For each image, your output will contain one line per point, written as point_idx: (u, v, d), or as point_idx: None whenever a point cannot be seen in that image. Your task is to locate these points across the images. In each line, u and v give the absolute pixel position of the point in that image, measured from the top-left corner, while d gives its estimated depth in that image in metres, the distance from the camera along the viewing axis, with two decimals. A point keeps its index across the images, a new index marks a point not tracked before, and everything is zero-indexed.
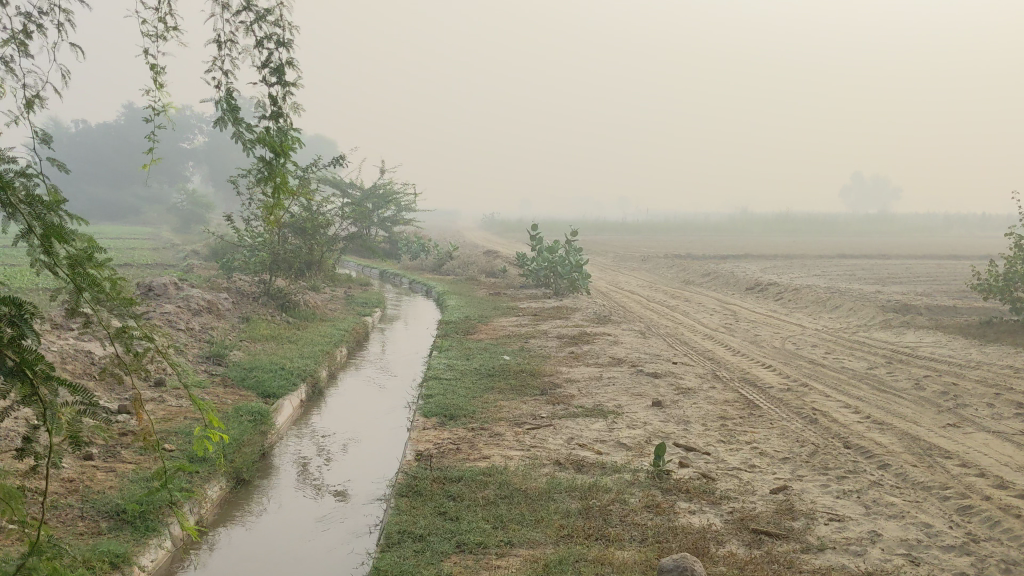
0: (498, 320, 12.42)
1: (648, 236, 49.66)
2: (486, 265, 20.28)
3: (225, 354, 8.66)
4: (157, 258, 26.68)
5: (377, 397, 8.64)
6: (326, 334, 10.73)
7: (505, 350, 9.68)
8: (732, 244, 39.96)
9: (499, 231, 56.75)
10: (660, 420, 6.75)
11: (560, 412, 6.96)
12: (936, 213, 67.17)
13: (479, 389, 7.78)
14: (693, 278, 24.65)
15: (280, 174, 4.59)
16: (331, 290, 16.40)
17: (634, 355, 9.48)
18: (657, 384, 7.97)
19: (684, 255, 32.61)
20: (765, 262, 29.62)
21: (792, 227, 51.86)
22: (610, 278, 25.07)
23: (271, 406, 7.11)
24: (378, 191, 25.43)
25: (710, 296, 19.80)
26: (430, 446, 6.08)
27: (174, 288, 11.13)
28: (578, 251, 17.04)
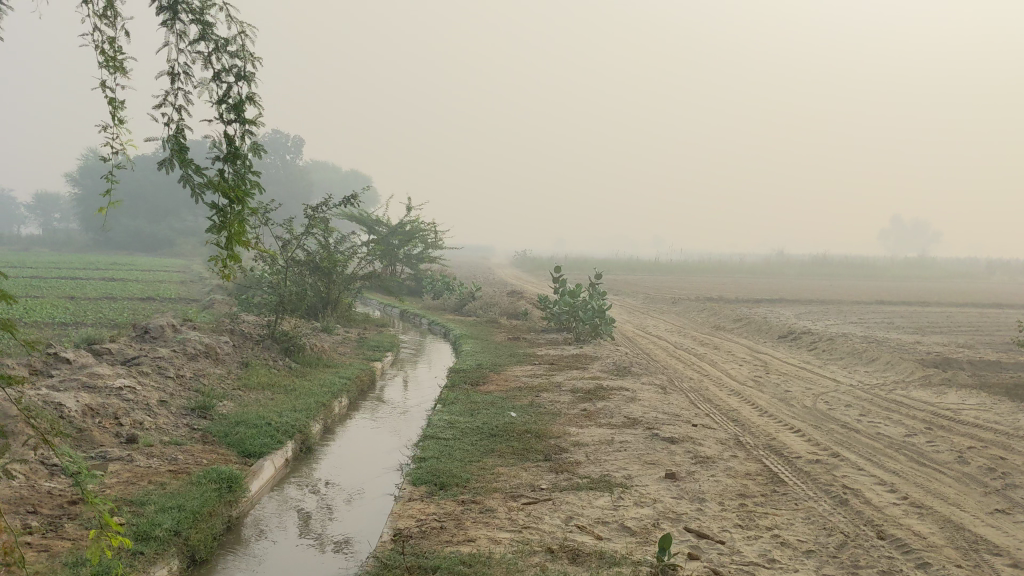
0: (511, 369, 11.81)
1: (680, 277, 49.02)
2: (509, 307, 19.70)
3: (211, 406, 8.12)
4: (181, 291, 26.39)
5: (373, 453, 8.07)
6: (326, 383, 10.16)
7: (513, 405, 9.05)
8: (765, 287, 39.08)
9: (530, 268, 56.26)
10: (672, 496, 6.07)
11: (562, 484, 6.31)
12: (976, 259, 65.79)
13: (477, 452, 7.15)
14: (724, 323, 23.94)
15: (233, 223, 4.10)
16: (346, 331, 15.89)
17: (651, 414, 8.82)
18: (672, 452, 7.29)
19: (717, 297, 31.87)
20: (800, 307, 28.78)
21: (830, 270, 50.81)
22: (639, 322, 24.37)
23: (248, 471, 6.54)
24: (404, 228, 25.03)
25: (740, 344, 19.03)
26: (412, 523, 5.45)
27: (172, 329, 10.63)
28: (602, 296, 16.40)
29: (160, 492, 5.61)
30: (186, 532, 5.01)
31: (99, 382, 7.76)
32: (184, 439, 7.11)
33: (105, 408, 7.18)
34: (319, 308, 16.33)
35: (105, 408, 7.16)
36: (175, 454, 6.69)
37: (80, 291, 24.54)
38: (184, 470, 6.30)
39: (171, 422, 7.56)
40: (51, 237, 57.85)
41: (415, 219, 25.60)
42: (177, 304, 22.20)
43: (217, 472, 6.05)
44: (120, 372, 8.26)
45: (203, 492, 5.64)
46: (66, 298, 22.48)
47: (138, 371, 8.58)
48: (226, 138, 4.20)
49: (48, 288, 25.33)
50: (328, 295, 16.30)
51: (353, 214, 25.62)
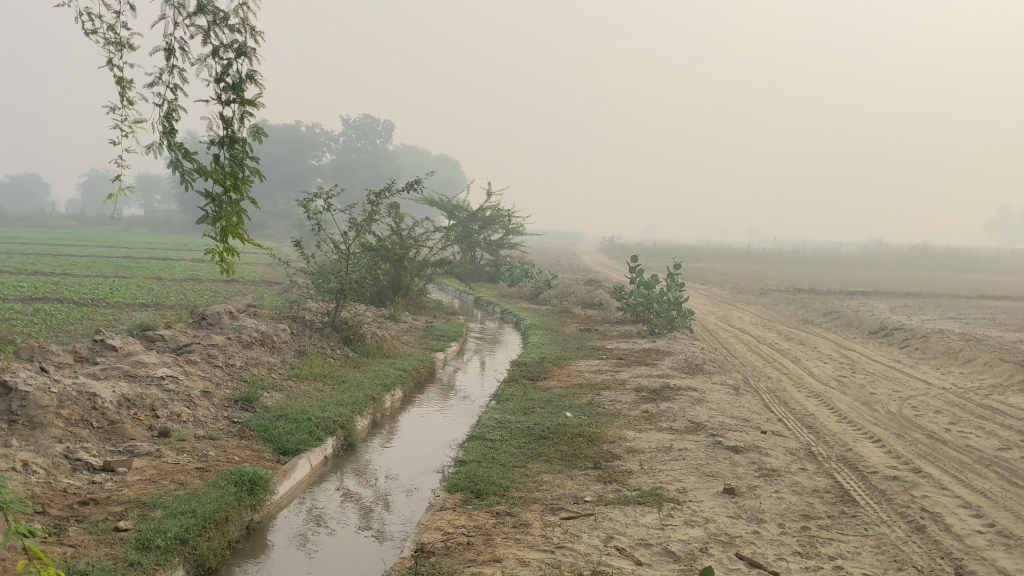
0: (576, 363, 11.32)
1: (770, 266, 47.69)
2: (585, 297, 19.17)
3: (255, 398, 7.86)
4: (263, 273, 26.59)
5: (419, 452, 7.74)
6: (381, 375, 9.84)
7: (571, 405, 8.58)
8: (861, 279, 37.59)
9: (615, 256, 55.34)
10: (726, 515, 5.54)
11: (608, 496, 5.84)
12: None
13: (523, 456, 6.71)
14: (812, 317, 22.94)
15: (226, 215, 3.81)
16: (414, 320, 15.60)
17: (718, 418, 8.24)
18: (735, 463, 6.72)
19: (807, 289, 30.72)
20: (895, 301, 27.48)
21: (929, 262, 48.72)
22: (722, 313, 23.54)
23: (278, 470, 6.29)
24: (484, 213, 24.69)
25: (827, 340, 18.13)
26: (437, 537, 5.05)
27: (229, 317, 10.44)
28: (680, 288, 15.75)
29: (176, 494, 5.33)
30: (194, 540, 4.72)
31: (141, 370, 7.54)
32: (219, 433, 6.84)
33: (143, 399, 6.96)
34: (388, 294, 16.18)
35: (143, 399, 6.94)
36: (206, 450, 6.43)
37: (166, 272, 24.91)
38: (212, 468, 6.03)
39: (211, 414, 7.32)
40: (149, 217, 59.39)
41: (496, 204, 25.21)
42: (257, 286, 22.32)
43: (241, 471, 5.74)
44: (165, 361, 8.05)
45: (220, 495, 5.33)
46: (151, 278, 22.77)
47: (186, 360, 8.37)
48: (222, 121, 3.87)
49: (135, 268, 25.77)
50: (397, 281, 16.18)
51: (433, 198, 25.38)
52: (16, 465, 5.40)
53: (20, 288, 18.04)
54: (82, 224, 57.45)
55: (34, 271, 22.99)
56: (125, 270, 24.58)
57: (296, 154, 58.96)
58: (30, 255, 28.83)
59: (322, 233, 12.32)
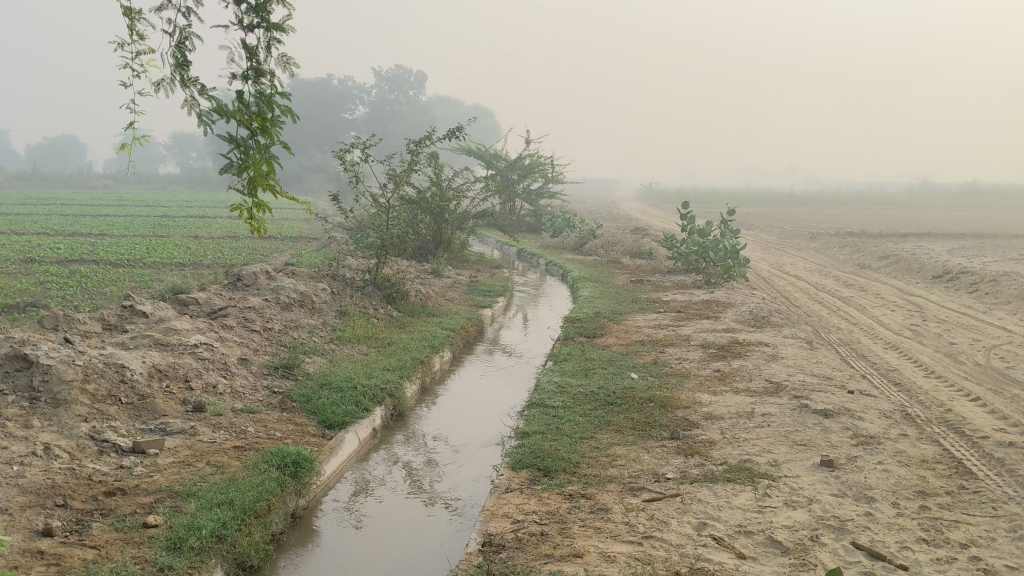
0: (633, 318, 10.66)
1: (816, 209, 46.33)
2: (632, 246, 18.42)
3: (297, 364, 7.30)
4: (303, 228, 26.10)
5: (473, 420, 7.17)
6: (427, 336, 9.25)
7: (635, 364, 7.94)
8: (912, 220, 36.28)
9: (655, 202, 54.22)
10: (830, 494, 4.87)
11: (693, 473, 5.21)
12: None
13: (591, 426, 6.09)
14: (868, 262, 21.97)
15: (255, 162, 3.21)
16: (457, 274, 15.00)
17: (798, 377, 7.56)
18: (827, 429, 6.06)
19: (860, 232, 29.66)
20: (952, 242, 26.36)
21: (981, 200, 47.09)
22: (774, 260, 22.66)
23: (323, 447, 5.72)
24: (524, 161, 23.88)
25: (888, 286, 17.26)
26: (506, 526, 4.45)
27: (266, 277, 9.89)
28: (735, 234, 14.98)
29: (212, 479, 4.76)
30: (232, 536, 4.16)
31: (174, 338, 6.99)
32: (258, 406, 6.29)
33: (175, 369, 6.41)
34: (431, 248, 15.64)
35: (175, 369, 6.39)
36: (245, 426, 5.87)
37: (204, 230, 24.44)
38: (251, 447, 5.47)
39: (250, 385, 6.77)
40: (188, 175, 59.12)
41: (535, 152, 24.38)
42: (296, 242, 21.81)
43: (283, 450, 5.16)
44: (199, 326, 7.50)
45: (261, 482, 4.75)
46: (188, 236, 22.39)
47: (221, 324, 7.83)
48: (246, 50, 3.26)
49: (173, 227, 25.41)
50: (439, 235, 15.57)
51: (472, 147, 24.61)
52: (37, 449, 4.88)
53: (57, 250, 17.64)
54: (120, 183, 57.32)
55: (71, 231, 22.67)
56: (160, 230, 24.14)
57: (330, 107, 58.30)
58: (67, 216, 28.62)
59: (360, 185, 11.68)
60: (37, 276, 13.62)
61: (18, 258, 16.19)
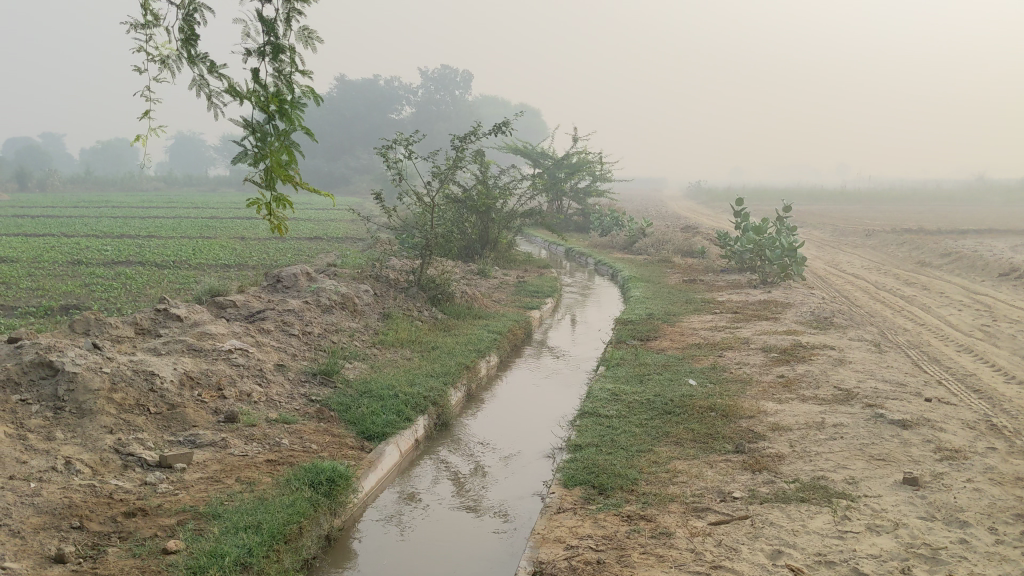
0: (687, 319, 10.19)
1: (870, 206, 45.17)
2: (683, 244, 17.89)
3: (336, 370, 6.96)
4: (349, 228, 25.91)
5: (523, 428, 6.78)
6: (473, 339, 8.86)
7: (692, 369, 7.49)
8: (972, 216, 35.16)
9: (704, 201, 53.40)
10: (918, 517, 4.39)
11: (763, 492, 4.76)
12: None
13: (648, 438, 5.66)
14: (929, 259, 21.16)
15: (273, 150, 2.88)
16: (504, 274, 14.61)
17: (869, 383, 7.05)
18: (907, 442, 5.56)
19: (918, 228, 28.72)
20: (1014, 238, 25.38)
21: None
22: (830, 258, 21.94)
23: (362, 461, 5.36)
24: (570, 160, 23.42)
25: (951, 284, 16.51)
26: (559, 553, 4.05)
27: (307, 278, 9.58)
28: (792, 232, 14.40)
29: (240, 499, 4.42)
30: (259, 563, 3.80)
31: (208, 343, 6.68)
32: (295, 416, 5.96)
33: (207, 376, 6.09)
34: (477, 248, 15.29)
35: (208, 377, 6.07)
36: (279, 437, 5.53)
37: (251, 231, 24.34)
38: (285, 461, 5.13)
39: (286, 392, 6.44)
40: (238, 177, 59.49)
41: (582, 149, 23.92)
42: (341, 243, 21.59)
43: (317, 466, 4.81)
44: (235, 330, 7.19)
45: (292, 502, 4.40)
46: (234, 237, 22.31)
47: (259, 328, 7.52)
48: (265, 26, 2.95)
49: (221, 228, 25.37)
50: (485, 235, 15.20)
51: (517, 145, 24.24)
52: (57, 464, 4.56)
53: (104, 252, 17.57)
54: (171, 185, 57.88)
55: (120, 233, 22.68)
56: (208, 231, 24.11)
57: (377, 107, 58.28)
58: (117, 217, 28.75)
59: (403, 184, 11.34)
60: (83, 278, 13.51)
61: (65, 260, 16.11)
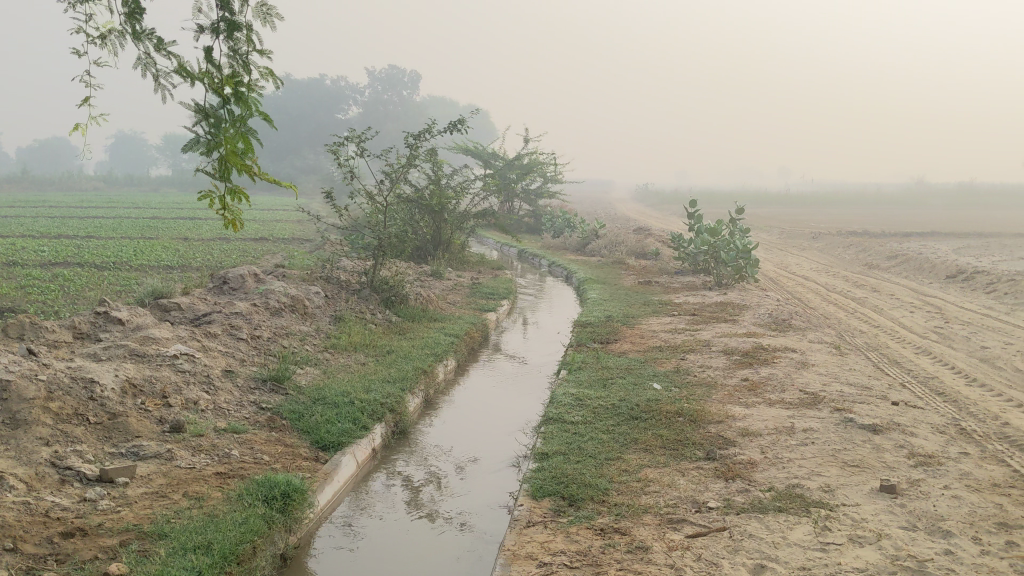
0: (645, 321, 10.03)
1: (815, 209, 45.64)
2: (636, 246, 17.79)
3: (287, 377, 6.65)
4: (296, 229, 25.40)
5: (483, 436, 6.55)
6: (429, 342, 8.60)
7: (655, 373, 7.31)
8: (914, 220, 35.67)
9: (652, 203, 53.62)
10: (900, 527, 4.25)
11: (739, 502, 4.58)
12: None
13: (616, 445, 5.47)
14: (877, 261, 21.34)
15: (229, 138, 2.65)
16: (457, 275, 14.35)
17: (835, 386, 6.94)
18: (880, 447, 5.43)
19: (863, 231, 29.03)
20: (957, 241, 25.75)
21: (980, 199, 46.47)
22: (779, 260, 22.03)
23: (317, 473, 5.09)
24: (521, 161, 23.23)
25: (901, 286, 16.61)
26: (531, 570, 3.83)
27: (254, 280, 9.24)
28: (746, 233, 14.36)
29: (188, 516, 4.12)
30: None
31: (151, 348, 6.32)
32: (244, 425, 5.65)
33: (151, 384, 5.75)
34: (429, 249, 15.03)
35: (151, 384, 5.74)
36: (228, 448, 5.23)
37: (195, 232, 23.73)
38: (236, 474, 4.83)
39: (235, 400, 6.12)
40: (181, 177, 58.29)
41: (533, 151, 23.75)
42: (288, 244, 21.12)
43: (271, 479, 4.53)
44: (180, 335, 6.84)
45: (244, 519, 4.12)
46: (177, 238, 21.69)
47: (205, 332, 7.17)
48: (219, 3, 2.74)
49: (164, 228, 24.71)
50: (438, 236, 14.94)
51: (468, 146, 24.00)
52: None
53: (41, 253, 16.93)
54: (111, 185, 56.51)
55: (58, 234, 21.93)
56: (150, 232, 23.43)
57: (324, 107, 57.59)
58: (55, 218, 27.86)
59: (354, 182, 11.02)
60: (18, 279, 12.95)
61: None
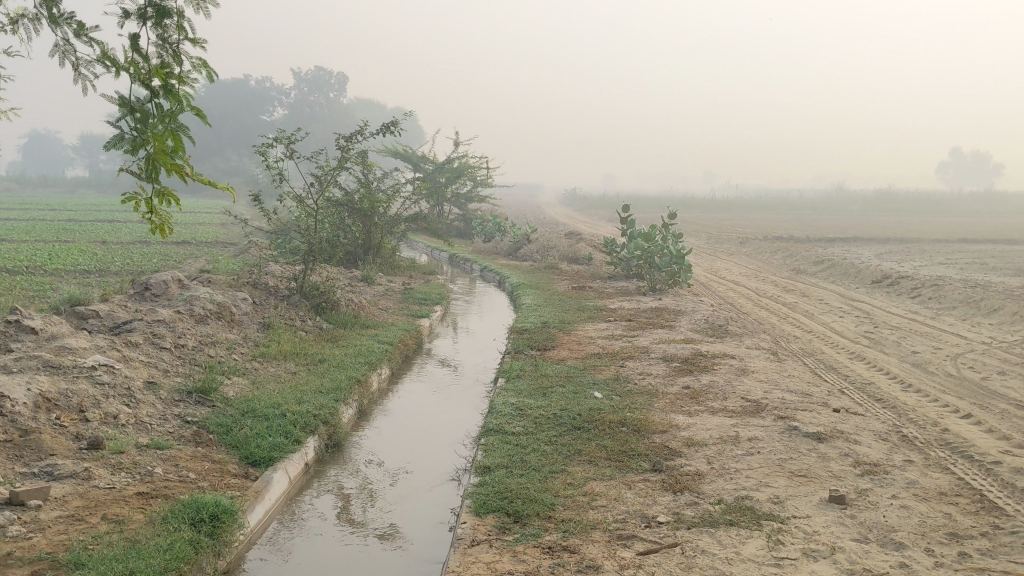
0: (582, 328, 9.91)
1: (740, 214, 46.27)
2: (569, 252, 17.72)
3: (213, 389, 6.33)
4: (221, 232, 24.74)
5: (420, 448, 6.33)
6: (363, 350, 8.34)
7: (596, 381, 7.18)
8: (837, 225, 36.43)
9: (581, 207, 53.76)
10: (853, 540, 4.17)
11: (689, 516, 4.45)
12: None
13: (560, 457, 5.31)
14: (803, 266, 21.67)
15: (157, 135, 2.41)
16: (388, 281, 14.08)
17: (777, 394, 6.89)
18: (825, 456, 5.37)
19: (789, 236, 29.44)
20: (879, 246, 26.29)
21: (898, 205, 47.66)
22: (709, 265, 22.21)
23: (247, 491, 4.81)
24: (452, 164, 23.00)
25: (829, 291, 16.85)
26: None
27: (178, 287, 8.86)
28: (679, 238, 14.36)
29: (107, 542, 3.82)
30: None
31: (67, 360, 5.96)
32: (168, 440, 5.34)
33: (67, 398, 5.40)
34: (359, 254, 14.73)
35: (67, 398, 5.38)
36: (151, 466, 4.92)
37: (114, 235, 22.92)
38: (159, 494, 4.54)
39: (157, 413, 5.80)
40: (99, 178, 56.54)
41: (464, 154, 23.53)
42: (213, 249, 20.54)
43: (197, 500, 4.25)
44: (99, 344, 6.48)
45: (168, 545, 3.84)
46: (95, 241, 20.92)
47: (125, 341, 6.81)
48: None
49: (81, 231, 23.83)
50: (368, 240, 14.64)
51: (398, 149, 23.70)
52: None
53: None
54: (25, 186, 54.55)
55: None
56: (64, 234, 22.51)
57: (248, 108, 56.54)
58: None
59: (283, 185, 10.68)
60: None
61: None
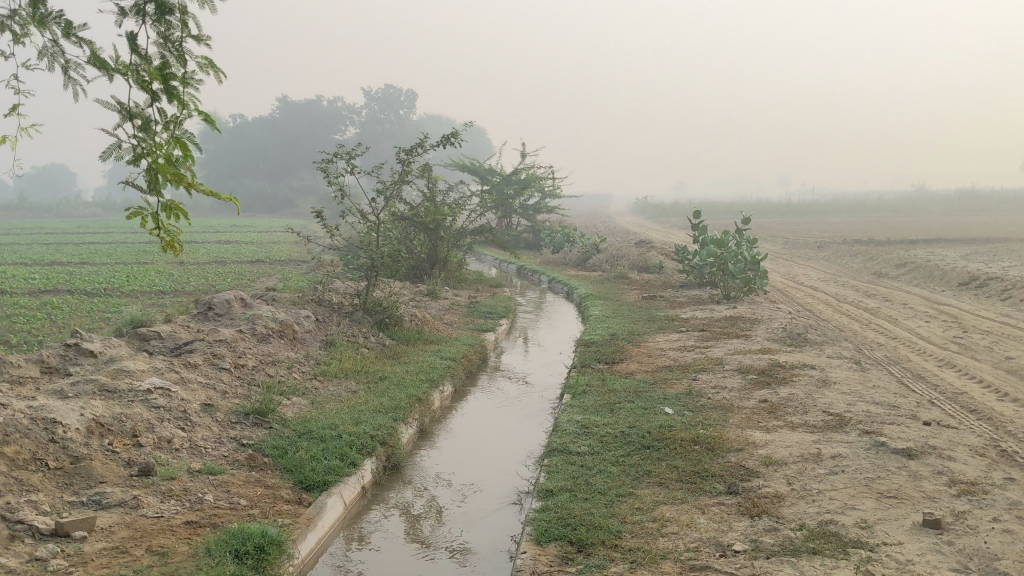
0: (652, 339, 9.56)
1: (816, 217, 45.14)
2: (639, 260, 17.34)
3: (270, 410, 6.17)
4: (293, 251, 24.88)
5: (483, 467, 6.07)
6: (425, 367, 8.13)
7: (666, 396, 6.84)
8: (918, 227, 35.26)
9: (652, 215, 53.12)
10: (951, 570, 3.78)
11: (768, 543, 4.10)
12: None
13: (627, 478, 5.00)
14: (885, 269, 20.89)
15: None
16: (455, 295, 13.90)
17: (861, 406, 6.46)
18: (917, 475, 4.95)
19: (869, 239, 28.52)
20: (965, 247, 25.26)
21: (982, 204, 45.99)
22: (785, 271, 21.56)
23: (299, 518, 4.62)
24: (519, 175, 22.78)
25: (913, 295, 16.13)
26: None
27: (241, 305, 8.78)
28: (753, 244, 13.88)
29: None
30: None
31: (124, 383, 5.86)
32: (221, 465, 5.18)
33: (121, 422, 5.29)
34: (425, 268, 14.58)
35: (121, 423, 5.27)
36: (202, 493, 4.76)
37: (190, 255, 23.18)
38: (209, 523, 4.37)
39: (213, 436, 5.65)
40: None
41: (531, 165, 23.29)
42: (283, 267, 20.63)
43: (244, 531, 4.08)
44: (158, 367, 6.38)
45: None
46: (172, 263, 21.20)
47: (184, 362, 6.71)
48: None
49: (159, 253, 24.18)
50: (434, 254, 14.50)
51: (465, 163, 23.57)
52: None
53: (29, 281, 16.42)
54: (109, 211, 56.01)
55: (50, 262, 21.39)
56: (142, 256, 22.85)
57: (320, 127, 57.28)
58: (50, 245, 27.28)
59: (345, 201, 10.54)
60: None
61: None
